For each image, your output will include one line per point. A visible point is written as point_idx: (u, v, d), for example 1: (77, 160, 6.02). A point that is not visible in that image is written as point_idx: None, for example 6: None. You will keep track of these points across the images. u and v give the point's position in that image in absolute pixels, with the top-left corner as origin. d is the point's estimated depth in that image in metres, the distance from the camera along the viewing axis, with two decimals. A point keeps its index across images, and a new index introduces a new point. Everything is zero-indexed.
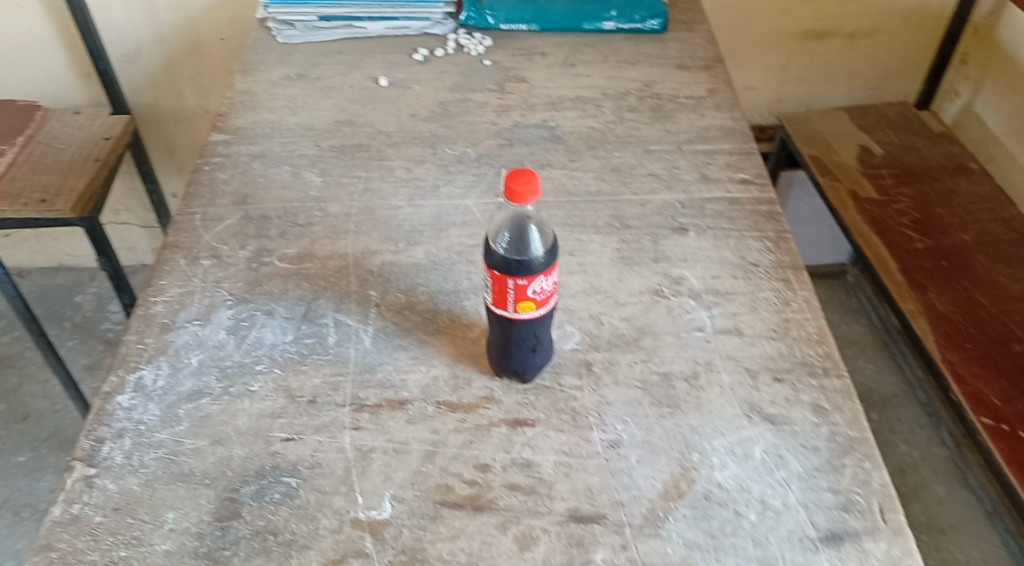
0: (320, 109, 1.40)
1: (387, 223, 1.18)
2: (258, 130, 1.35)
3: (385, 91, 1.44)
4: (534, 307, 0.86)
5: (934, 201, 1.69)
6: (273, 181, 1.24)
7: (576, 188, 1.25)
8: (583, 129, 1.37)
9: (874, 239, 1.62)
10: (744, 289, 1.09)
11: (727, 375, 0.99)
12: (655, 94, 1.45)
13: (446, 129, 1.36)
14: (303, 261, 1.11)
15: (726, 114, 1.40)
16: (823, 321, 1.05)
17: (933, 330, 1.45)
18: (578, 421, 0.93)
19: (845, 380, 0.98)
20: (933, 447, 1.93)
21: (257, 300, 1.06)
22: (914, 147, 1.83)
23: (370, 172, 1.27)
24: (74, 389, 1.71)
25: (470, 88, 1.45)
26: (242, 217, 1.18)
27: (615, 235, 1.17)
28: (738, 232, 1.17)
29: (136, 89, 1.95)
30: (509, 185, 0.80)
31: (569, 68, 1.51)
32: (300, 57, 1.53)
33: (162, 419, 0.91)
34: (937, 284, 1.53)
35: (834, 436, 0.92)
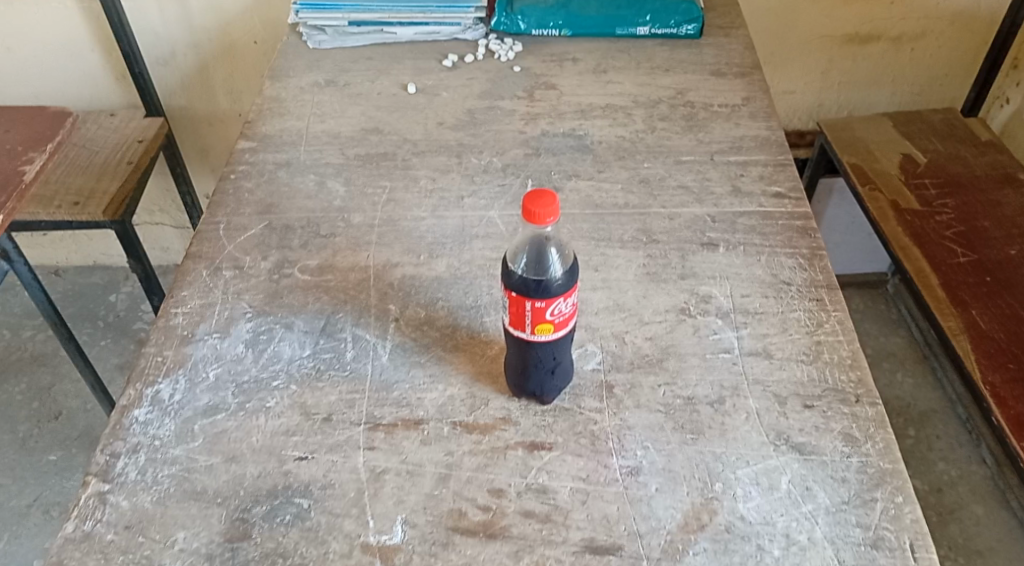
0: (348, 116, 1.38)
1: (410, 235, 1.16)
2: (284, 137, 1.34)
3: (413, 99, 1.42)
4: (553, 330, 0.84)
5: (980, 213, 1.62)
6: (297, 190, 1.23)
7: (602, 200, 1.22)
8: (613, 139, 1.33)
9: (915, 253, 1.56)
10: (775, 309, 1.05)
11: (755, 400, 0.95)
12: (688, 102, 1.41)
13: (473, 138, 1.34)
14: (324, 273, 1.10)
15: (762, 124, 1.35)
16: (858, 344, 1.01)
17: (975, 349, 1.39)
18: (597, 446, 0.90)
19: (878, 408, 0.94)
20: (973, 465, 1.86)
21: (277, 312, 1.04)
22: (961, 156, 1.76)
23: (395, 181, 1.26)
24: (103, 391, 1.73)
25: (498, 95, 1.43)
26: (265, 227, 1.17)
27: (642, 250, 1.14)
28: (771, 249, 1.14)
29: (171, 92, 1.96)
30: (528, 207, 0.77)
31: (600, 75, 1.48)
32: (329, 63, 1.52)
33: (177, 434, 0.91)
34: (980, 301, 1.46)
35: (865, 467, 0.88)
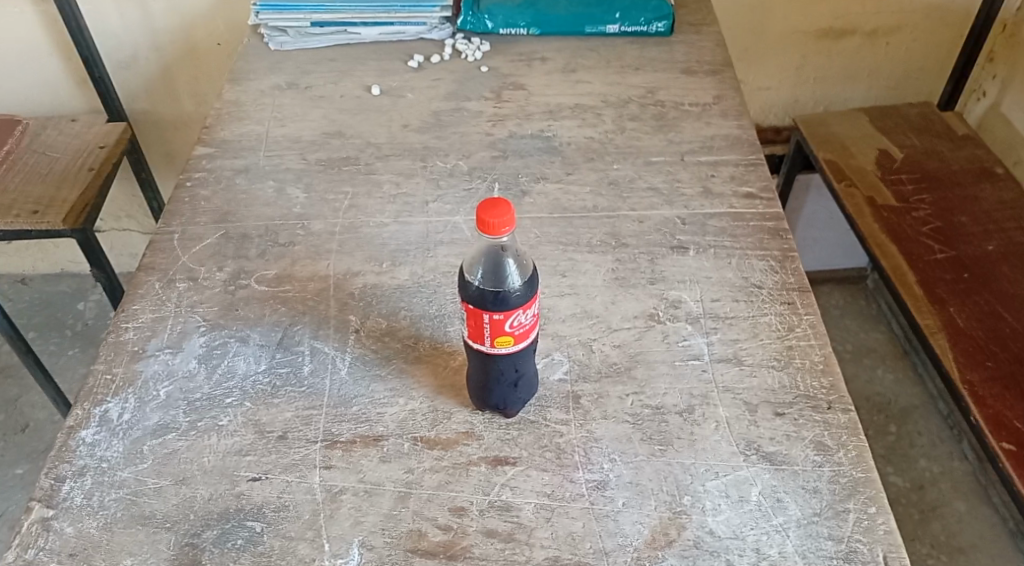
0: (310, 120, 1.35)
1: (372, 242, 1.13)
2: (243, 142, 1.30)
3: (377, 101, 1.39)
4: (513, 342, 0.81)
5: (956, 209, 1.61)
6: (256, 198, 1.20)
7: (570, 203, 1.19)
8: (581, 140, 1.30)
9: (891, 250, 1.54)
10: (745, 313, 1.03)
11: (724, 409, 0.93)
12: (659, 101, 1.38)
13: (438, 141, 1.31)
14: (282, 283, 1.07)
15: (733, 122, 1.33)
16: (830, 349, 0.99)
17: (953, 347, 1.37)
18: (562, 460, 0.87)
19: (851, 414, 0.92)
20: (954, 461, 1.85)
21: (232, 326, 1.01)
22: (936, 151, 1.75)
23: (357, 187, 1.22)
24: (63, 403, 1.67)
25: (465, 97, 1.40)
26: (221, 237, 1.13)
27: (610, 254, 1.11)
28: (741, 251, 1.11)
29: (133, 96, 1.91)
30: (482, 217, 0.74)
31: (569, 74, 1.45)
32: (291, 65, 1.48)
33: (126, 455, 0.88)
34: (957, 298, 1.45)
35: (837, 477, 0.86)
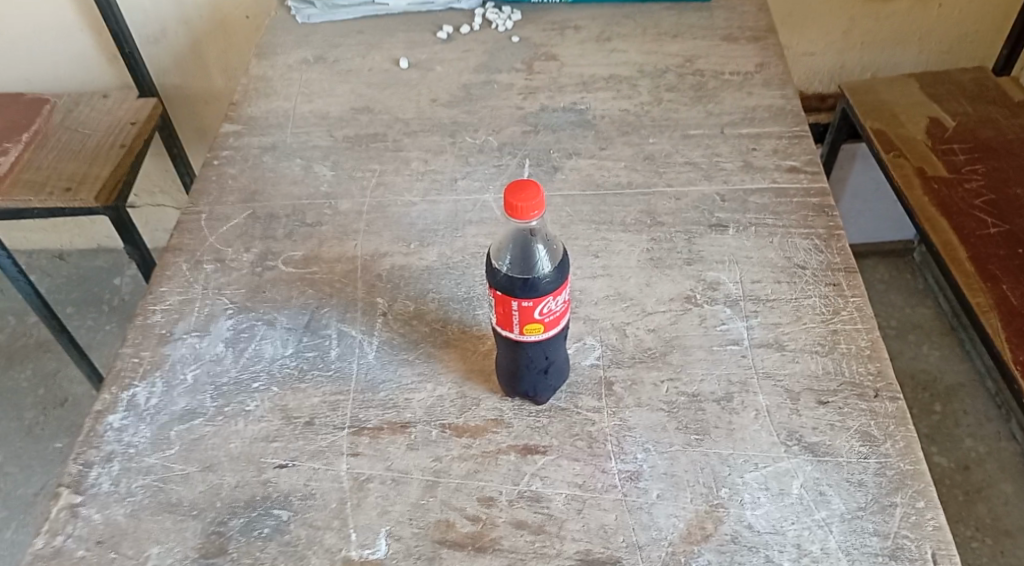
0: (337, 95, 1.32)
1: (400, 222, 1.10)
2: (270, 119, 1.28)
3: (405, 74, 1.35)
4: (542, 330, 0.78)
5: (1012, 180, 1.52)
6: (283, 176, 1.18)
7: (604, 179, 1.15)
8: (616, 113, 1.25)
9: (942, 224, 1.47)
10: (787, 295, 0.99)
11: (764, 397, 0.89)
12: (698, 70, 1.32)
13: (468, 115, 1.27)
14: (309, 264, 1.05)
15: (776, 92, 1.27)
16: (877, 333, 0.94)
17: (1006, 326, 1.30)
18: (595, 449, 0.85)
19: (899, 403, 0.88)
20: (1001, 442, 1.78)
21: (258, 308, 0.99)
22: (991, 118, 1.66)
23: (385, 164, 1.19)
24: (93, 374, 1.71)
25: (495, 68, 1.36)
26: (248, 216, 1.12)
27: (645, 233, 1.07)
28: (784, 229, 1.06)
29: (164, 71, 1.90)
30: (510, 199, 0.71)
31: (604, 43, 1.40)
32: (319, 37, 1.44)
33: (153, 440, 0.87)
34: (1012, 275, 1.37)
35: (883, 470, 0.82)
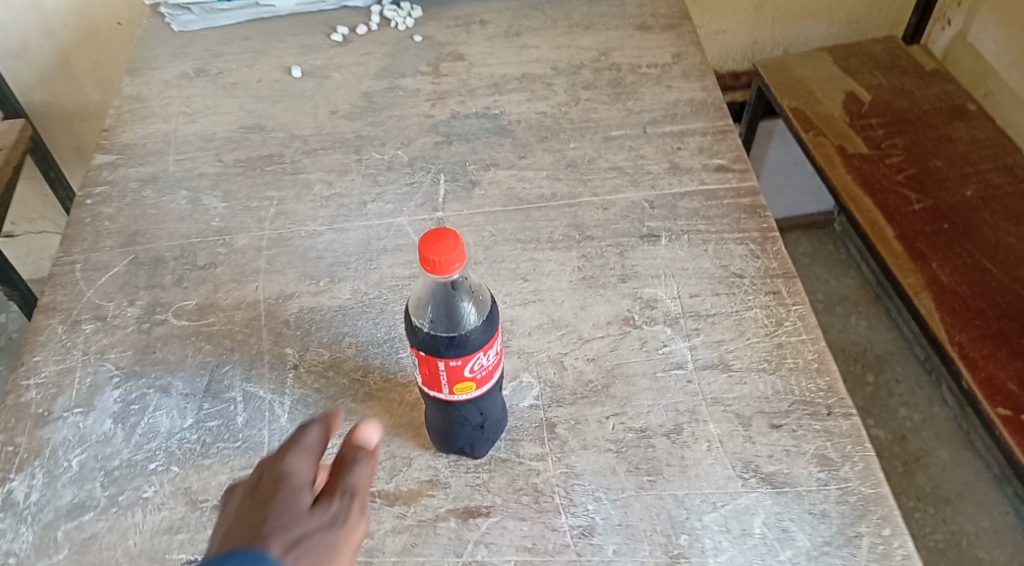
0: (223, 113, 1.18)
1: (306, 256, 1.00)
2: (149, 146, 1.14)
3: (299, 85, 1.23)
4: (475, 388, 0.70)
5: (931, 153, 1.51)
6: (168, 212, 1.05)
7: (526, 192, 1.07)
8: (532, 116, 1.17)
9: (867, 203, 1.45)
10: (728, 308, 0.93)
11: (716, 425, 0.83)
12: (614, 65, 1.25)
13: (372, 128, 1.16)
14: (205, 315, 0.93)
15: (696, 84, 1.21)
16: (823, 343, 0.89)
17: (939, 306, 1.29)
18: (542, 505, 0.77)
19: (854, 419, 0.83)
20: (934, 408, 1.77)
21: (150, 373, 0.88)
22: (905, 90, 1.64)
23: (283, 190, 1.08)
24: None
25: (398, 73, 1.25)
26: (131, 263, 0.99)
27: (575, 250, 1.00)
28: (717, 235, 1.01)
29: (29, 89, 1.71)
30: (424, 253, 0.63)
31: (512, 39, 1.31)
32: (199, 47, 1.30)
33: (37, 545, 0.75)
34: (940, 252, 1.36)
35: (845, 497, 0.77)
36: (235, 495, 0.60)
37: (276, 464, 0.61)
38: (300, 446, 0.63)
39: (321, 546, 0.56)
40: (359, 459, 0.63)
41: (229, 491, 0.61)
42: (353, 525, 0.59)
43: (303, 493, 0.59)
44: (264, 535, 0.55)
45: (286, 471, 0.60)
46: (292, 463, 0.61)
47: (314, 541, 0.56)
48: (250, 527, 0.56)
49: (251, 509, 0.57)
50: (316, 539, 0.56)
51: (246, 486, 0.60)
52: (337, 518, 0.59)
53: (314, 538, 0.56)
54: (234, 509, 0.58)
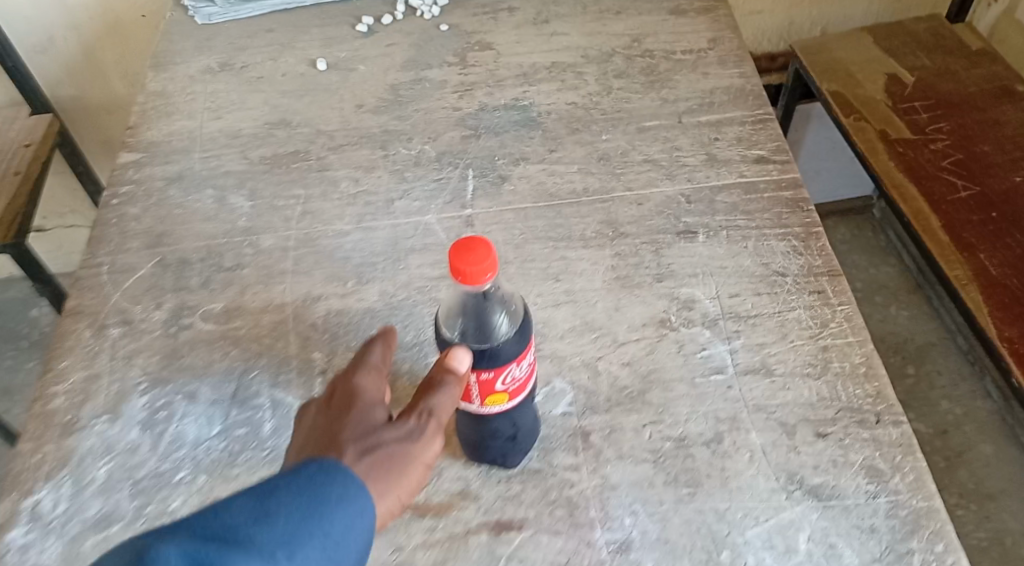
0: (248, 108, 1.16)
1: (333, 257, 0.97)
2: (173, 143, 1.12)
3: (324, 78, 1.20)
4: (507, 399, 0.68)
5: (978, 137, 1.43)
6: (193, 212, 1.03)
7: (557, 188, 1.03)
8: (563, 107, 1.13)
9: (909, 190, 1.38)
10: (770, 309, 0.89)
11: (758, 434, 0.80)
12: (647, 51, 1.20)
13: (398, 122, 1.13)
14: (231, 319, 0.91)
15: (734, 71, 1.16)
16: (871, 346, 0.85)
17: (988, 299, 1.21)
18: (577, 518, 0.75)
19: (904, 427, 0.79)
20: (977, 401, 1.63)
21: (176, 380, 0.87)
22: (951, 70, 1.56)
23: (309, 188, 1.05)
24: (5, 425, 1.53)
25: (425, 63, 1.22)
26: (156, 266, 0.97)
27: (608, 248, 0.96)
28: (758, 231, 0.96)
29: (56, 83, 1.70)
30: (454, 264, 0.59)
31: (541, 26, 1.26)
32: (222, 40, 1.28)
33: (65, 557, 0.74)
34: (988, 242, 1.28)
35: (896, 511, 0.74)
36: (310, 411, 0.66)
37: (348, 380, 0.67)
38: (371, 365, 0.69)
39: (395, 450, 0.62)
40: (447, 384, 0.64)
41: (305, 408, 0.67)
42: (429, 432, 0.64)
43: (376, 405, 0.65)
44: (343, 440, 0.62)
45: (358, 387, 0.66)
46: (363, 380, 0.67)
47: (389, 445, 0.62)
48: (329, 436, 0.62)
49: (330, 421, 0.64)
50: (392, 444, 0.62)
51: (321, 401, 0.66)
52: (412, 426, 0.64)
53: (389, 442, 0.62)
54: (312, 423, 0.65)
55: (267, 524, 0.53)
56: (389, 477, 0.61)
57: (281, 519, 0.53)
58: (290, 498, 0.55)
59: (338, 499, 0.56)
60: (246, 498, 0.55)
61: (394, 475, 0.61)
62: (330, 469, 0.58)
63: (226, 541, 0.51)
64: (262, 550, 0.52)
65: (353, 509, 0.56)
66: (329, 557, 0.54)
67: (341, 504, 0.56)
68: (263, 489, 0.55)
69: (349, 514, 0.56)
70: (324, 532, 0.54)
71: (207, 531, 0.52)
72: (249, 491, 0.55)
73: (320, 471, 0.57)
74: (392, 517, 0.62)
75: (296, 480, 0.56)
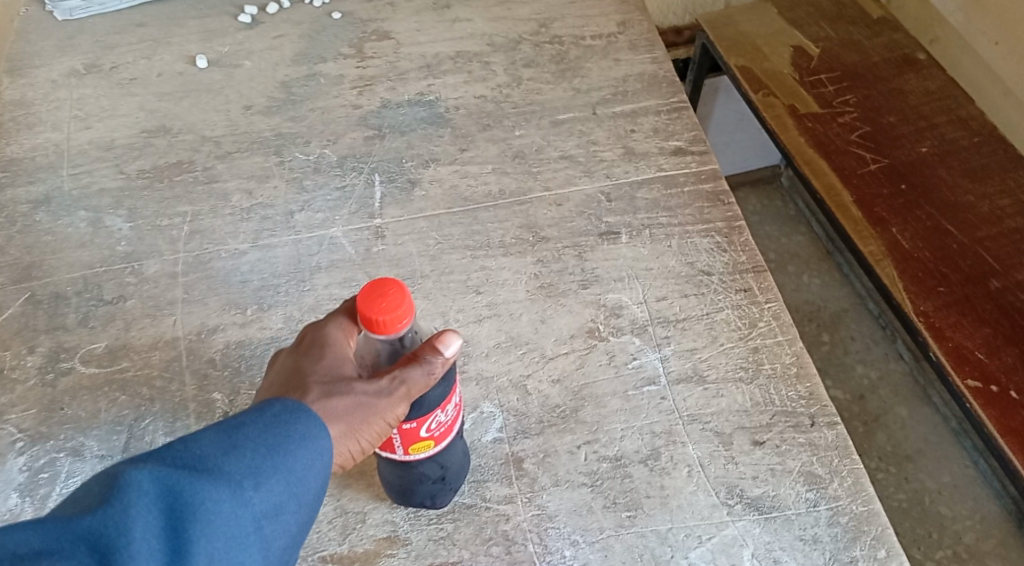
0: (122, 115, 1.05)
1: (228, 281, 0.89)
2: (37, 159, 1.00)
3: (206, 77, 1.10)
4: (433, 445, 0.64)
5: (884, 108, 1.37)
6: (65, 238, 0.92)
7: (471, 191, 0.97)
8: (471, 102, 1.07)
9: (822, 166, 1.30)
10: (698, 312, 0.86)
11: (694, 447, 0.77)
12: (555, 37, 1.14)
13: (294, 124, 1.04)
14: (116, 360, 0.82)
15: (646, 56, 1.12)
16: (801, 345, 0.83)
17: (902, 273, 1.17)
18: (514, 555, 0.71)
19: (838, 429, 0.78)
20: (890, 364, 1.56)
21: (58, 435, 0.77)
22: (853, 41, 1.48)
23: (197, 203, 0.96)
24: None
25: (318, 57, 1.12)
26: (26, 304, 0.87)
27: (529, 254, 0.91)
28: (681, 228, 0.93)
29: None
30: (368, 313, 0.56)
31: (443, 12, 1.19)
32: (87, 37, 1.15)
33: None
34: (900, 215, 1.23)
35: (836, 519, 0.72)
36: (285, 355, 0.64)
37: (323, 324, 0.63)
38: (350, 309, 0.64)
39: (359, 399, 0.58)
40: (428, 360, 0.58)
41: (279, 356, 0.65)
42: (399, 398, 0.58)
43: (347, 352, 0.62)
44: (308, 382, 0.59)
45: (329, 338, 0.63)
46: (339, 323, 0.63)
47: (356, 393, 0.58)
48: (296, 379, 0.59)
49: (299, 363, 0.61)
50: (358, 394, 0.58)
51: (297, 344, 0.63)
52: (383, 384, 0.58)
53: (356, 390, 0.58)
54: (284, 365, 0.62)
55: (235, 456, 0.51)
56: (351, 423, 0.57)
57: (247, 452, 0.52)
58: (255, 434, 0.53)
59: (300, 437, 0.54)
60: (215, 431, 0.53)
61: (355, 422, 0.58)
62: (294, 410, 0.55)
63: (194, 470, 0.50)
64: (230, 479, 0.50)
65: (313, 449, 0.54)
66: (291, 490, 0.53)
67: (303, 444, 0.54)
68: (230, 424, 0.53)
69: (311, 453, 0.54)
70: (287, 467, 0.53)
71: (180, 459, 0.50)
72: (218, 426, 0.53)
73: (285, 410, 0.55)
74: (354, 456, 0.59)
75: (261, 418, 0.54)
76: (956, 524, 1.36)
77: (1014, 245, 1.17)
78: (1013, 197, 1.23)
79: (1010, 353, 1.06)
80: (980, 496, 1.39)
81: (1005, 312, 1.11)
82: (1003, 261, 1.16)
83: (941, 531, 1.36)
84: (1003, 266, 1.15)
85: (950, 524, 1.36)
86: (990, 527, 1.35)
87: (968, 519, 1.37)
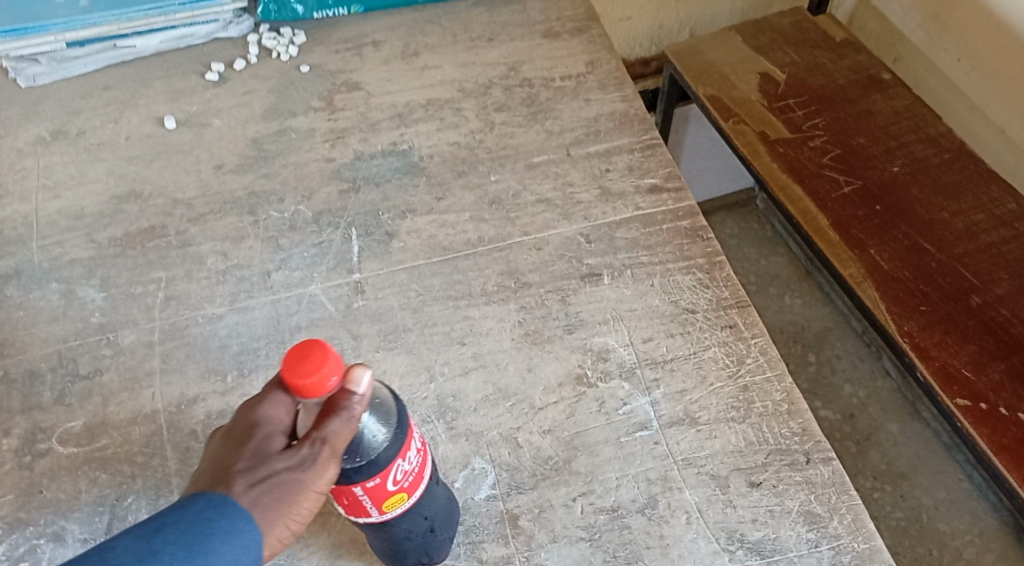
0: (91, 181, 1.03)
1: (207, 348, 0.87)
2: (5, 232, 0.98)
3: (175, 138, 1.08)
4: (407, 497, 0.62)
5: (853, 130, 1.38)
6: (37, 312, 0.90)
7: (450, 240, 0.96)
8: (445, 149, 1.06)
9: (796, 191, 1.31)
10: (685, 352, 0.85)
11: (691, 492, 0.76)
12: (525, 80, 1.14)
13: (266, 181, 1.03)
14: (94, 438, 0.80)
15: (615, 94, 1.12)
16: (789, 381, 0.83)
17: (883, 294, 1.17)
18: None
19: (833, 465, 0.77)
20: (877, 381, 1.56)
21: (37, 521, 0.75)
22: (819, 64, 1.50)
23: (171, 268, 0.94)
24: None
25: (288, 111, 1.12)
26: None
27: (512, 301, 0.90)
28: (662, 266, 0.93)
29: None
30: (293, 379, 0.55)
31: (411, 59, 1.19)
32: (52, 104, 1.13)
33: None
34: (876, 237, 1.23)
35: (839, 558, 0.71)
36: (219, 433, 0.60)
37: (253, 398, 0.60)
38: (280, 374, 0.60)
39: (286, 481, 0.55)
40: (343, 414, 0.56)
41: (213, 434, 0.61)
42: (322, 464, 0.56)
43: (282, 425, 0.59)
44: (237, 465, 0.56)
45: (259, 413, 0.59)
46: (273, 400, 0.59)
47: (282, 474, 0.56)
48: (223, 465, 0.57)
49: (228, 447, 0.58)
50: (284, 474, 0.56)
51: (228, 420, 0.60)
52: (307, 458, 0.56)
53: (283, 472, 0.56)
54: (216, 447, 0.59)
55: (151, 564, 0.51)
56: (279, 506, 0.55)
57: (167, 555, 0.51)
58: (173, 536, 0.52)
59: (222, 534, 0.53)
60: (138, 534, 0.53)
61: (283, 505, 0.55)
62: (218, 504, 0.54)
63: None
64: None
65: (238, 543, 0.53)
66: None
67: (226, 539, 0.53)
68: (151, 526, 0.53)
69: (235, 548, 0.53)
70: None
71: None
72: (139, 527, 0.53)
73: (209, 505, 0.54)
74: (290, 540, 0.57)
75: (183, 517, 0.53)
76: (955, 540, 1.36)
77: (990, 260, 1.18)
78: (986, 212, 1.23)
79: (996, 370, 1.06)
80: (979, 510, 1.38)
81: (987, 327, 1.11)
82: (981, 277, 1.16)
83: (941, 548, 1.35)
84: (982, 282, 1.16)
85: (950, 540, 1.36)
86: (989, 541, 1.35)
87: (966, 534, 1.36)
